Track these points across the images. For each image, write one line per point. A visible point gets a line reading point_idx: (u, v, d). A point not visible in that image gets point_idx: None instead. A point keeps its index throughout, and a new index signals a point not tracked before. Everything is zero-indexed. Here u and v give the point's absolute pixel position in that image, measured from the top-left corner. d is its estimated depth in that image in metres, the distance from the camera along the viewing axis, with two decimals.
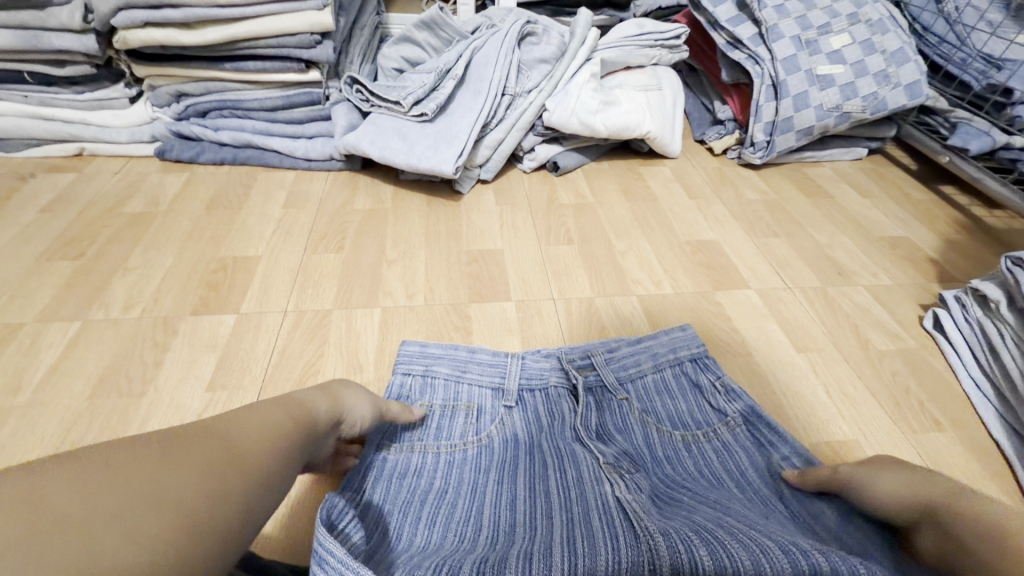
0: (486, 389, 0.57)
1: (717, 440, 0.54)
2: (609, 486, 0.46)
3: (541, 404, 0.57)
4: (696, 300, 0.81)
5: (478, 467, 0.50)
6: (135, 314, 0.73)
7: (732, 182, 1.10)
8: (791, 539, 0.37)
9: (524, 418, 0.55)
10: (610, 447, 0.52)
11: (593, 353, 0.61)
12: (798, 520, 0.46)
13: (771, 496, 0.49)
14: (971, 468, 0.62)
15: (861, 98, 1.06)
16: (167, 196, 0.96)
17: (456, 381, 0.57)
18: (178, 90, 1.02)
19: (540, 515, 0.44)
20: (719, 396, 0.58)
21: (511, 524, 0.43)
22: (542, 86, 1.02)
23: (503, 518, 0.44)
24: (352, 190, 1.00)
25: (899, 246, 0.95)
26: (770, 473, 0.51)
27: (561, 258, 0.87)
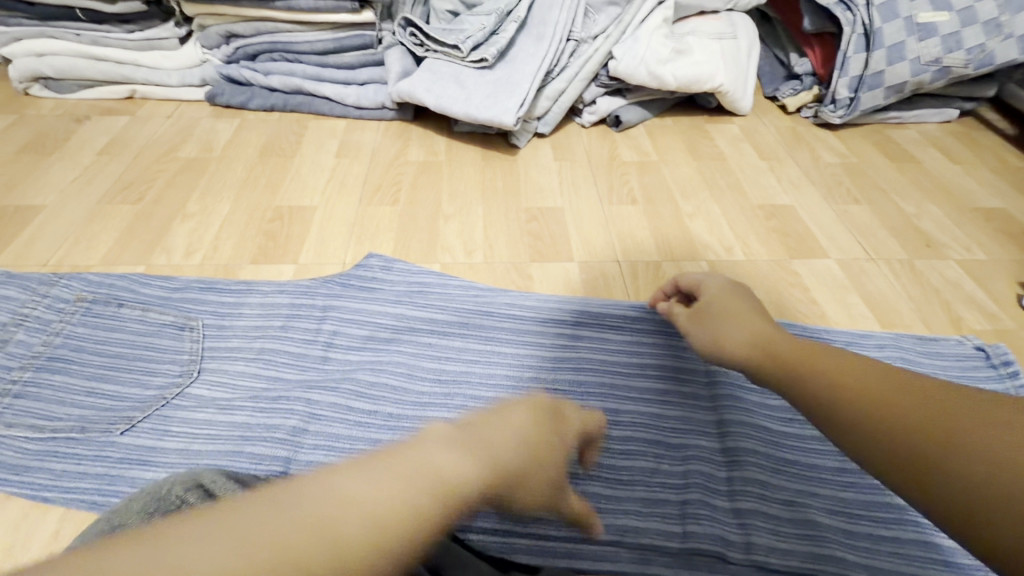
0: (176, 309, 0.66)
1: (273, 286, 0.70)
2: (285, 362, 0.62)
3: (188, 297, 0.68)
4: (770, 268, 0.76)
5: (175, 371, 0.61)
6: (196, 261, 0.73)
7: (806, 143, 1.02)
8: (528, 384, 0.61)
9: (183, 310, 0.66)
10: (252, 309, 0.67)
11: (203, 298, 0.68)
12: (526, 389, 0.61)
13: (518, 381, 0.62)
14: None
15: (965, 51, 0.95)
16: (220, 141, 0.94)
17: (135, 341, 0.63)
18: (228, 31, 1.00)
19: (266, 376, 0.61)
20: (237, 289, 0.69)
21: (229, 397, 0.59)
22: (609, 32, 0.94)
23: (231, 399, 0.59)
24: (405, 141, 0.96)
25: (994, 219, 0.87)
26: (399, 294, 0.70)
27: (626, 219, 0.83)
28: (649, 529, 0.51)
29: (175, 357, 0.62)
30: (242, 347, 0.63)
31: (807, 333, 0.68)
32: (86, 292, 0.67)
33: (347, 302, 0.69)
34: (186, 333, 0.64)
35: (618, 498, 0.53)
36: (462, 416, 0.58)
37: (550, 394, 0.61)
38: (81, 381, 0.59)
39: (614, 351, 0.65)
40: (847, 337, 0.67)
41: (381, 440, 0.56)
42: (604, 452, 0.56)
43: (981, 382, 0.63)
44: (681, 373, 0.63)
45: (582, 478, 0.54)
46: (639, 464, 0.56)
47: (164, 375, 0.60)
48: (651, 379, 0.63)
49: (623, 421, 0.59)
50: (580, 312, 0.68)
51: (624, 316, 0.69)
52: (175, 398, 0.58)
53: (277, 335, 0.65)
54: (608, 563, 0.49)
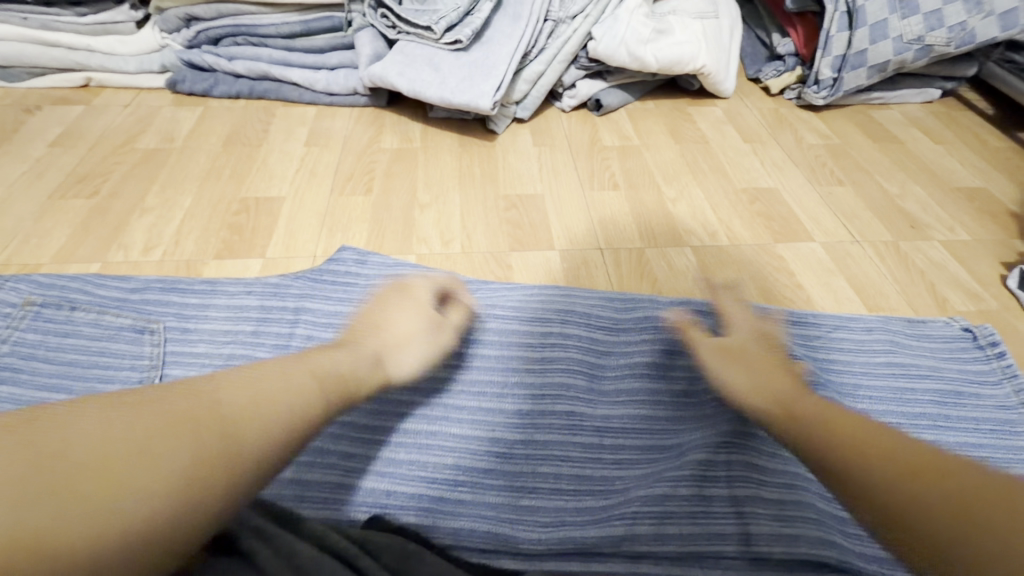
0: (136, 313, 0.62)
1: (239, 285, 0.66)
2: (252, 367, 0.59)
3: (148, 298, 0.64)
4: (754, 252, 0.75)
5: (135, 379, 0.57)
6: (156, 257, 0.69)
7: (790, 125, 1.01)
8: (512, 392, 0.59)
9: (142, 313, 0.62)
10: (218, 308, 0.63)
11: (164, 297, 0.64)
12: (512, 400, 0.58)
13: (502, 391, 0.59)
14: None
15: (948, 29, 0.93)
16: (182, 131, 0.89)
17: (90, 347, 0.59)
18: (188, 14, 0.94)
19: None
20: (200, 288, 0.65)
21: None
22: (589, 11, 0.90)
23: None
24: (378, 128, 0.92)
25: (976, 198, 0.86)
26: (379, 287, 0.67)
27: (607, 205, 0.81)
28: (645, 533, 0.49)
29: (135, 364, 0.58)
30: (210, 352, 0.60)
31: (794, 318, 0.66)
32: (35, 295, 0.62)
33: (320, 299, 0.65)
34: (147, 336, 0.60)
35: (612, 509, 0.51)
36: (442, 432, 0.56)
37: (537, 405, 0.58)
38: (31, 392, 0.55)
39: (604, 352, 0.62)
40: (835, 322, 0.66)
41: (355, 455, 0.54)
42: (596, 464, 0.54)
43: (968, 363, 0.63)
44: (668, 364, 0.61)
45: (573, 492, 0.52)
46: (623, 472, 0.54)
47: (125, 383, 0.56)
48: (640, 379, 0.60)
49: (614, 429, 0.57)
50: (563, 309, 0.65)
51: (612, 317, 0.65)
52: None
53: (246, 338, 0.61)
54: (596, 564, 0.47)
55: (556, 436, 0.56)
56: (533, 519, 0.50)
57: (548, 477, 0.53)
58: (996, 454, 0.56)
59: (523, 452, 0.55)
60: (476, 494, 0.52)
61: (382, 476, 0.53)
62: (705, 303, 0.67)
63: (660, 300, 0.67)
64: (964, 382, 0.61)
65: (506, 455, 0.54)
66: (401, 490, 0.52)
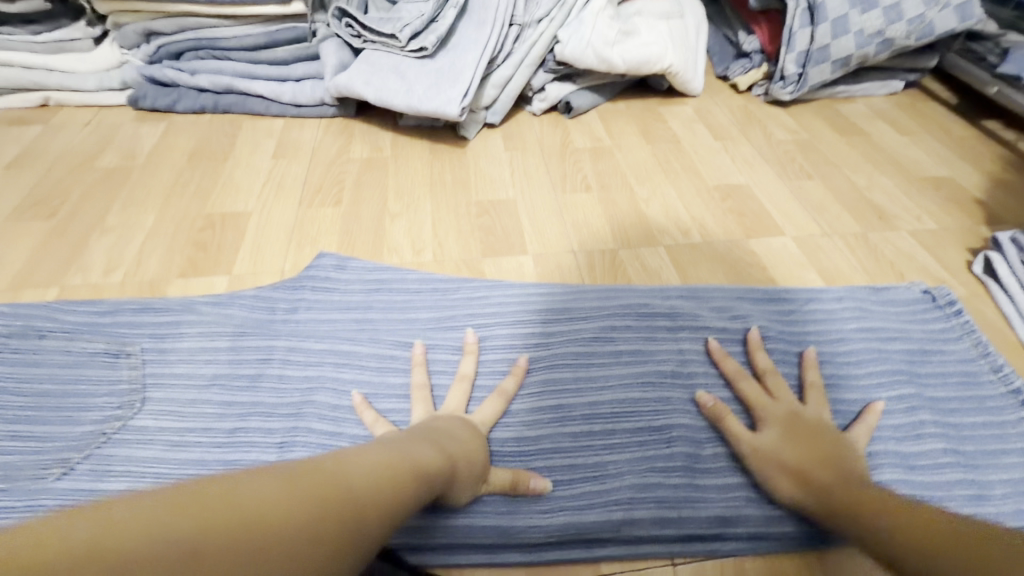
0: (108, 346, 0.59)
1: (214, 298, 0.65)
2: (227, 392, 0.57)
3: (109, 324, 0.61)
4: (727, 248, 0.75)
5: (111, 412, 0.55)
6: (117, 279, 0.67)
7: (758, 121, 1.02)
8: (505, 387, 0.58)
9: (105, 341, 0.60)
10: (189, 328, 0.61)
11: (126, 317, 0.62)
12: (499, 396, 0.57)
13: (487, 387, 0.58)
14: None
15: (906, 22, 0.95)
16: (144, 148, 0.87)
17: (66, 381, 0.57)
18: (147, 28, 0.92)
19: (224, 402, 0.56)
20: (164, 311, 0.63)
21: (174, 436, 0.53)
22: (554, 15, 0.91)
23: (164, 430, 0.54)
24: (347, 138, 0.91)
25: (942, 187, 0.88)
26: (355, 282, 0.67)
27: (580, 206, 0.81)
28: (643, 517, 0.50)
29: (112, 389, 0.56)
30: (192, 372, 0.58)
31: (771, 313, 0.66)
32: None
33: (311, 310, 0.64)
34: (123, 360, 0.58)
35: (611, 490, 0.51)
36: None
37: (522, 397, 0.58)
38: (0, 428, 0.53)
39: (585, 338, 0.63)
40: (811, 313, 0.66)
41: None
42: (588, 450, 0.54)
43: (931, 322, 0.66)
44: (652, 358, 0.60)
45: (570, 480, 0.52)
46: (616, 457, 0.53)
47: (103, 410, 0.55)
48: (637, 386, 0.58)
49: (604, 414, 0.56)
50: (561, 307, 0.65)
51: (587, 305, 0.66)
52: (118, 432, 0.53)
53: (222, 356, 0.59)
54: (599, 548, 0.49)
55: (546, 429, 0.55)
56: (531, 507, 0.50)
57: (542, 469, 0.53)
58: (971, 444, 0.56)
59: (515, 449, 0.54)
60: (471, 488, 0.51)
61: None
62: (683, 302, 0.66)
63: (641, 292, 0.67)
64: (918, 345, 0.64)
65: (501, 451, 0.54)
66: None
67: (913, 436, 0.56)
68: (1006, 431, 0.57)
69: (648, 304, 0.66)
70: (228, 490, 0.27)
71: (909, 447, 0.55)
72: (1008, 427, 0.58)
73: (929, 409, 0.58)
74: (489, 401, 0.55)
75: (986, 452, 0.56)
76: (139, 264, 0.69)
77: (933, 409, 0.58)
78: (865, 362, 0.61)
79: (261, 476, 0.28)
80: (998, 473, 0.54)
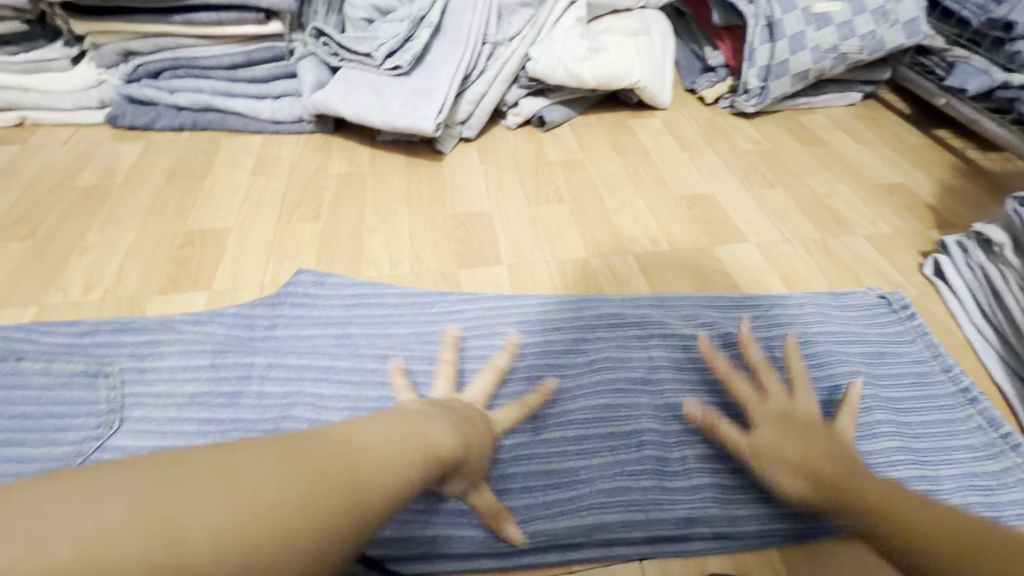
0: (86, 367, 0.60)
1: (195, 317, 0.66)
2: (207, 409, 0.58)
3: (90, 345, 0.62)
4: (693, 255, 0.79)
5: (88, 432, 0.55)
6: (96, 296, 0.68)
7: (724, 132, 1.06)
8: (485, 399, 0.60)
9: (85, 362, 0.61)
10: (170, 346, 0.62)
11: (107, 337, 0.63)
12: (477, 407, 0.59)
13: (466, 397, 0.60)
14: (973, 390, 0.63)
15: (859, 38, 1.00)
16: (123, 167, 0.88)
17: (42, 402, 0.57)
18: (125, 48, 0.94)
19: (204, 419, 0.57)
20: (145, 331, 0.64)
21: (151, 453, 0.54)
22: (525, 34, 0.94)
23: (146, 446, 0.55)
24: (326, 154, 0.93)
25: (896, 194, 0.93)
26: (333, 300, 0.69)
27: (552, 218, 0.83)
28: (614, 521, 0.52)
29: (91, 410, 0.57)
30: (172, 391, 0.59)
31: (736, 318, 0.69)
32: None
33: (290, 328, 0.66)
34: (102, 380, 0.59)
35: (581, 495, 0.54)
36: None
37: (500, 407, 0.60)
38: None
39: (559, 349, 0.65)
40: (772, 317, 0.69)
41: None
42: (562, 456, 0.56)
43: (886, 326, 0.70)
44: (625, 364, 0.63)
45: (542, 487, 0.54)
46: (590, 464, 0.56)
47: (82, 430, 0.56)
48: (607, 390, 0.61)
49: (576, 421, 0.59)
50: (538, 320, 0.68)
51: (561, 316, 0.68)
52: (96, 451, 0.54)
53: (203, 373, 0.60)
54: (571, 551, 0.51)
55: (522, 437, 0.57)
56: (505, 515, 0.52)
57: (516, 477, 0.55)
58: (922, 441, 0.59)
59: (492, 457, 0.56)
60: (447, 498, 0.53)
61: None
62: (652, 310, 0.69)
63: (614, 302, 0.70)
64: (876, 349, 0.67)
65: None
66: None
67: (870, 434, 0.59)
68: (952, 424, 0.61)
69: (621, 313, 0.69)
70: (202, 472, 0.25)
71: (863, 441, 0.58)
72: (957, 423, 0.61)
73: (884, 407, 0.61)
74: (509, 407, 0.54)
75: (935, 445, 0.59)
76: (118, 283, 0.70)
77: (887, 408, 0.61)
78: (824, 362, 0.64)
79: (248, 451, 0.27)
80: (950, 466, 0.58)
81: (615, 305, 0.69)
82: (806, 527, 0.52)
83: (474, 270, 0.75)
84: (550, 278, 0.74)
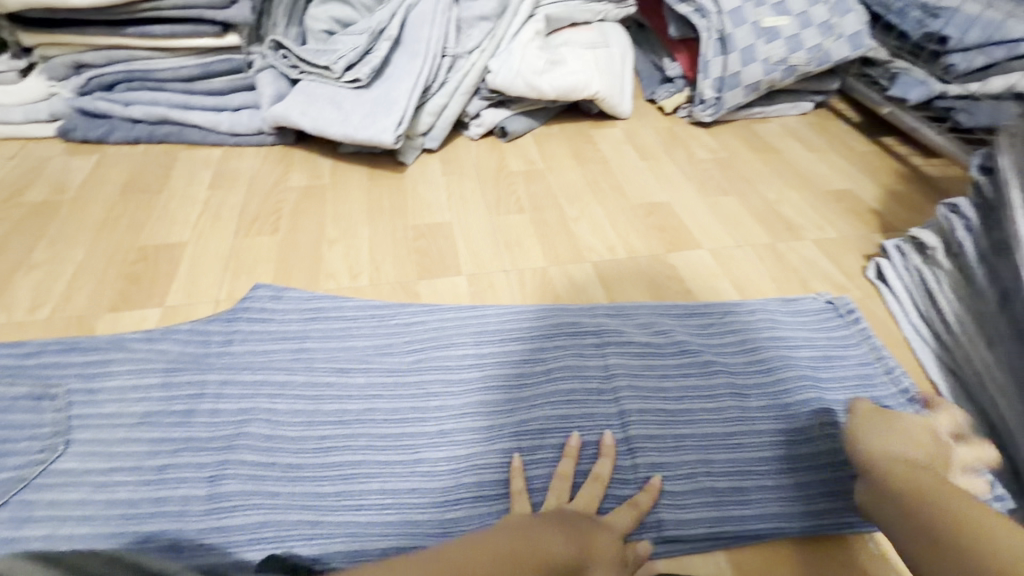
0: (30, 390, 0.58)
1: (148, 335, 0.65)
2: (158, 429, 0.57)
3: (36, 367, 0.61)
4: (649, 263, 0.81)
5: (31, 456, 0.54)
6: (44, 315, 0.67)
7: (682, 141, 1.09)
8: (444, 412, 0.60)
9: (30, 384, 0.59)
10: (122, 365, 0.61)
11: (54, 358, 0.61)
12: (436, 419, 0.60)
13: (425, 409, 0.61)
14: (912, 391, 0.64)
15: (806, 51, 1.05)
16: (75, 181, 0.86)
17: None
18: (77, 61, 0.92)
19: (153, 440, 0.56)
20: (94, 351, 0.62)
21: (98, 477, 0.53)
22: (484, 47, 0.96)
23: (93, 469, 0.54)
24: (286, 166, 0.93)
25: (844, 200, 0.97)
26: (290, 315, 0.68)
27: (513, 228, 0.85)
28: None
29: (33, 433, 0.55)
30: (121, 412, 0.58)
31: (690, 324, 0.71)
32: None
33: (246, 344, 0.65)
34: (47, 402, 0.58)
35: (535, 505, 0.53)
36: (367, 444, 0.57)
37: (456, 418, 0.60)
38: None
39: (514, 359, 0.65)
40: (724, 322, 0.71)
41: (280, 492, 0.53)
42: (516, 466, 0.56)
43: (833, 330, 0.71)
44: (582, 373, 0.64)
45: (495, 496, 0.54)
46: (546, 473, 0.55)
47: (22, 454, 0.54)
48: (563, 397, 0.62)
49: (531, 430, 0.59)
50: (497, 330, 0.68)
51: (521, 326, 0.69)
52: (38, 476, 0.53)
53: (155, 393, 0.59)
54: None
55: (476, 447, 0.57)
56: (458, 528, 0.52)
57: (470, 488, 0.54)
58: None
59: (448, 467, 0.56)
60: (402, 513, 0.52)
61: (309, 509, 0.52)
62: (609, 317, 0.71)
63: (572, 310, 0.71)
64: (828, 350, 0.69)
65: (433, 472, 0.55)
66: (309, 523, 0.51)
67: (815, 436, 0.59)
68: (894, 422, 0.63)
69: (580, 322, 0.70)
70: None
71: (807, 439, 0.59)
72: None
73: (828, 411, 0.61)
74: (588, 491, 0.53)
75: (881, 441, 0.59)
76: (67, 302, 0.68)
77: (833, 412, 0.61)
78: (774, 365, 0.66)
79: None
80: None
81: (572, 314, 0.70)
82: (754, 531, 0.52)
83: (435, 281, 0.75)
84: (510, 287, 0.75)
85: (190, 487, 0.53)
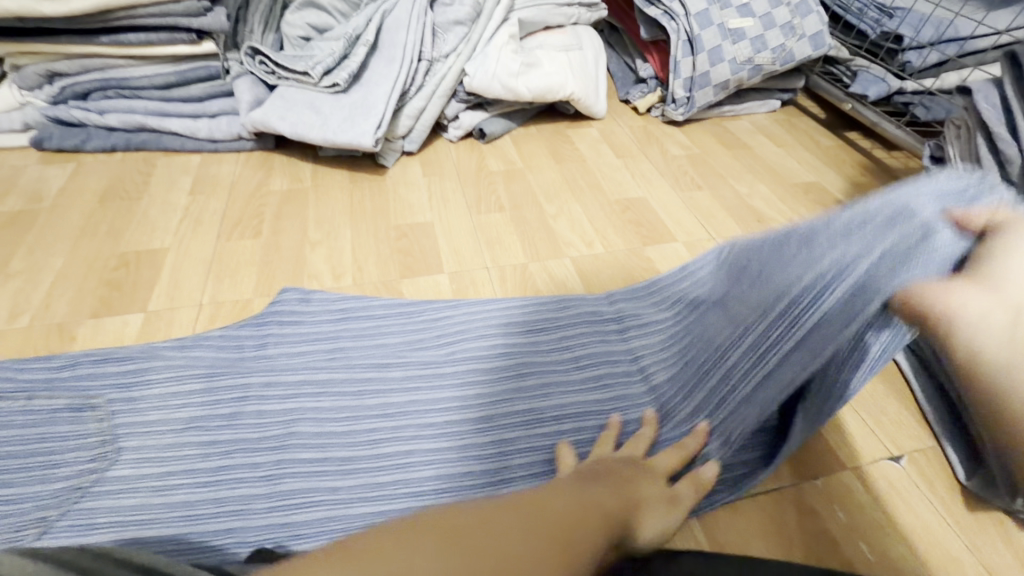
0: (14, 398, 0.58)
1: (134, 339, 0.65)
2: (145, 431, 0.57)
3: (19, 374, 0.60)
4: (626, 256, 0.83)
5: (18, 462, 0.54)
6: (23, 323, 0.67)
7: (657, 140, 1.12)
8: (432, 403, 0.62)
9: (15, 392, 0.59)
10: (108, 369, 0.61)
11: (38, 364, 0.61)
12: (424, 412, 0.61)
13: (412, 401, 0.62)
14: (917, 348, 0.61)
15: (770, 51, 1.09)
16: (51, 190, 0.86)
17: None
18: (49, 69, 0.92)
19: (144, 441, 0.56)
20: (78, 357, 0.62)
21: (87, 479, 0.53)
22: (460, 50, 0.98)
23: (83, 473, 0.54)
24: (267, 171, 0.93)
25: (811, 192, 1.01)
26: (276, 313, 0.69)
27: (494, 226, 0.86)
28: None
29: (20, 440, 0.55)
30: (107, 416, 0.58)
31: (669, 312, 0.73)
32: None
33: (231, 344, 0.65)
34: (33, 410, 0.58)
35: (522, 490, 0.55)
36: (356, 438, 0.58)
37: (444, 409, 0.61)
38: None
39: (499, 349, 0.67)
40: None
41: (272, 488, 0.54)
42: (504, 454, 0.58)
43: None
44: (566, 362, 0.65)
45: (484, 483, 0.55)
46: (533, 458, 0.57)
47: (46, 467, 0.54)
48: (547, 385, 0.63)
49: (516, 419, 0.60)
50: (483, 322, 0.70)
51: (505, 317, 0.70)
52: (25, 482, 0.53)
53: (141, 396, 0.59)
54: None
55: (463, 436, 0.59)
56: None
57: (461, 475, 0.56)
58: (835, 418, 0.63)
59: (437, 458, 0.57)
60: (393, 505, 0.53)
61: (301, 503, 0.53)
62: (590, 306, 0.72)
63: (555, 301, 0.73)
64: None
65: (422, 461, 0.57)
66: (300, 518, 0.52)
67: None
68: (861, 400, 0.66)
69: (608, 311, 0.72)
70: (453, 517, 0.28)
71: None
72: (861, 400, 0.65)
73: None
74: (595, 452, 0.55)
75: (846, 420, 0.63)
76: (47, 311, 0.68)
77: None
78: None
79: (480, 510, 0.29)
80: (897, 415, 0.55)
81: (555, 305, 0.72)
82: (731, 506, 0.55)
83: (419, 279, 0.77)
84: (492, 283, 0.77)
85: (181, 486, 0.53)
